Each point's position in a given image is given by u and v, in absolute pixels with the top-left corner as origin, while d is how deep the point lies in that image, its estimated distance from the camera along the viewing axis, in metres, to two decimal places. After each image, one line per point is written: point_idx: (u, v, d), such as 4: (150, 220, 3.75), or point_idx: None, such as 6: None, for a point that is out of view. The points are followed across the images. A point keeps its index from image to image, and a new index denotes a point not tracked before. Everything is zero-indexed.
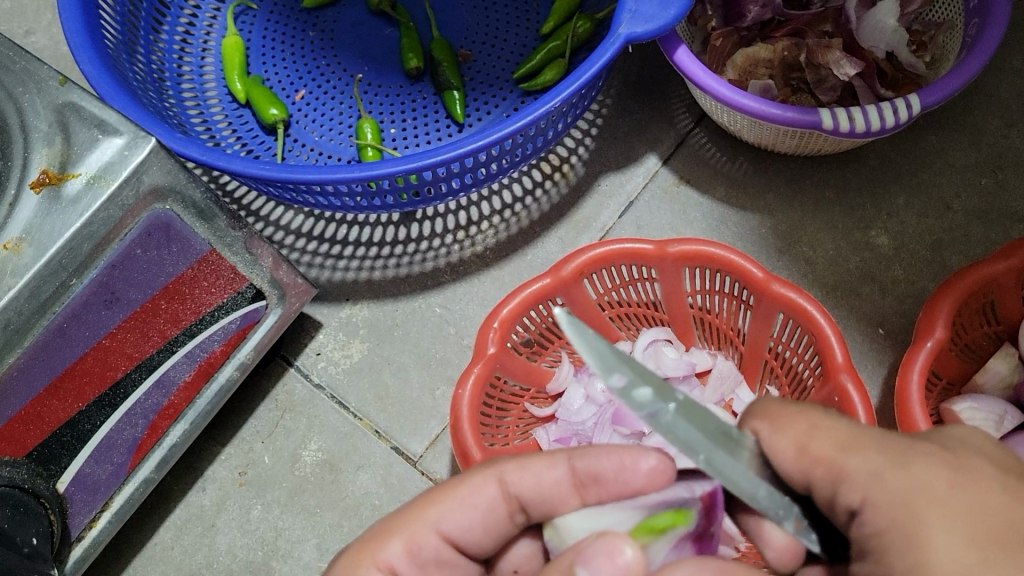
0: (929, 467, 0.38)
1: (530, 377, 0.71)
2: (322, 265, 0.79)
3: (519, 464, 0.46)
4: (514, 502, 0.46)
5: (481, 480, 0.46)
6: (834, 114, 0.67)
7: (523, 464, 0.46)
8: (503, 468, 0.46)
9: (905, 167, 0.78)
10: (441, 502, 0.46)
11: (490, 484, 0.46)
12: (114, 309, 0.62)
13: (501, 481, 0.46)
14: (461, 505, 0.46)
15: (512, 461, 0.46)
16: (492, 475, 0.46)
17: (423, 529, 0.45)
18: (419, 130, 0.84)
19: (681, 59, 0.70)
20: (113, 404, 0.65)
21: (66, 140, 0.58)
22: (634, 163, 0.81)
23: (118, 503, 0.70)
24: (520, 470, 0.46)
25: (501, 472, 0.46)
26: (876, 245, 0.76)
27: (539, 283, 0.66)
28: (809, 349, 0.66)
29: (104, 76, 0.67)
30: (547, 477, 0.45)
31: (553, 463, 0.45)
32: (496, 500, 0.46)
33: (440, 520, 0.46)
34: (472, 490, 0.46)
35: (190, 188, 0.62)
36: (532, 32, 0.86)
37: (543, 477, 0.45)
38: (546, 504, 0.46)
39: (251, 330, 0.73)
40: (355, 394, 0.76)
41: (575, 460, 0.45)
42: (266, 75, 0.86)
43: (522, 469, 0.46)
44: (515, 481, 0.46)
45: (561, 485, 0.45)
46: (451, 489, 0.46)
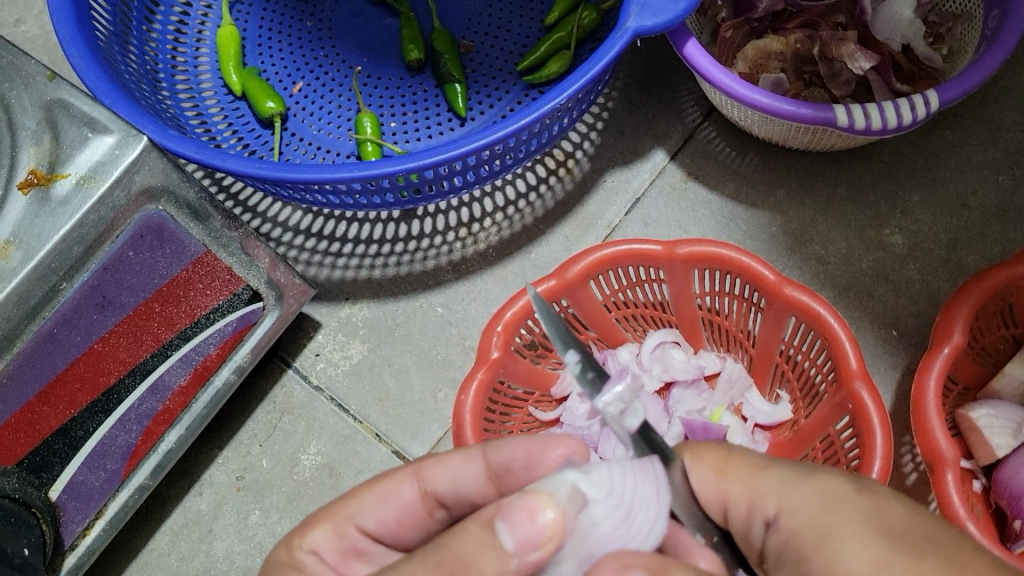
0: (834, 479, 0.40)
1: (533, 380, 0.69)
2: (321, 263, 0.77)
3: (436, 460, 0.48)
4: (431, 498, 0.49)
5: (401, 478, 0.49)
6: (849, 110, 0.64)
7: (439, 460, 0.48)
8: (421, 465, 0.48)
9: (920, 164, 0.76)
10: (363, 496, 0.48)
11: (408, 483, 0.48)
12: (106, 313, 0.60)
13: (419, 478, 0.48)
14: (378, 500, 0.48)
15: (429, 458, 0.49)
16: (411, 473, 0.48)
17: (344, 522, 0.48)
18: (420, 124, 0.82)
19: (690, 52, 0.67)
20: (106, 410, 0.63)
21: (54, 139, 0.57)
22: (640, 158, 0.79)
23: (112, 510, 0.67)
24: (435, 466, 0.48)
25: (418, 469, 0.48)
26: (889, 243, 0.74)
27: (545, 285, 0.64)
28: (822, 353, 0.64)
29: (94, 70, 0.65)
30: (463, 471, 0.48)
31: (468, 458, 0.48)
32: (415, 498, 0.49)
33: (360, 513, 0.48)
34: (391, 486, 0.48)
35: (183, 187, 0.61)
36: (536, 23, 0.83)
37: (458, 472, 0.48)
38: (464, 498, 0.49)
39: (248, 333, 0.69)
40: (355, 397, 0.74)
41: (487, 454, 0.47)
42: (262, 66, 0.83)
43: (437, 465, 0.48)
44: (433, 481, 0.48)
45: (478, 479, 0.48)
46: (371, 486, 0.49)
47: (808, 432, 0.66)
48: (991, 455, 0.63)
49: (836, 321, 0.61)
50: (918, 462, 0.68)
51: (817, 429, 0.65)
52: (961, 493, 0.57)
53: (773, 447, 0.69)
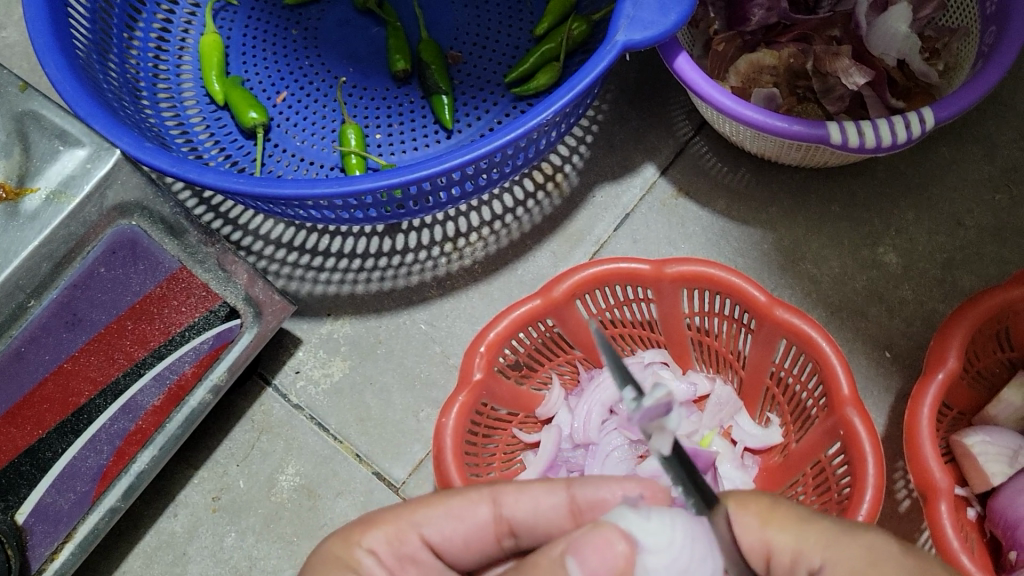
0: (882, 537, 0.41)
1: (516, 402, 0.67)
2: (303, 278, 0.75)
3: (519, 488, 0.47)
4: (503, 524, 0.47)
5: (477, 497, 0.47)
6: (842, 128, 0.63)
7: (522, 488, 0.47)
8: (500, 490, 0.47)
9: (914, 181, 0.74)
10: (433, 506, 0.47)
11: (485, 504, 0.47)
12: (76, 332, 0.59)
13: (496, 502, 0.47)
14: (450, 515, 0.47)
15: (510, 484, 0.48)
16: (488, 495, 0.47)
17: (407, 527, 0.46)
18: (406, 136, 0.80)
19: (681, 67, 0.66)
20: (75, 431, 0.61)
21: (24, 152, 0.57)
22: (630, 173, 0.77)
23: (82, 532, 0.63)
24: (516, 492, 0.47)
25: (497, 494, 0.47)
26: (883, 263, 0.73)
27: (529, 305, 0.62)
28: (813, 377, 0.63)
29: (69, 80, 0.63)
30: (545, 503, 0.47)
31: (552, 491, 0.47)
32: (488, 520, 0.47)
33: (427, 524, 0.47)
34: (466, 503, 0.47)
35: (159, 202, 0.61)
36: (526, 33, 0.82)
37: (541, 503, 0.47)
38: (538, 531, 0.48)
39: (225, 351, 0.66)
40: (335, 416, 0.72)
41: (574, 491, 0.47)
42: (246, 75, 0.82)
43: (519, 493, 0.47)
44: (511, 508, 0.47)
45: (559, 513, 0.47)
46: (443, 498, 0.47)
47: (799, 458, 0.64)
48: (986, 483, 0.61)
49: (827, 345, 0.59)
50: (911, 488, 0.66)
51: (807, 454, 0.63)
52: (956, 524, 0.56)
53: (763, 472, 0.67)
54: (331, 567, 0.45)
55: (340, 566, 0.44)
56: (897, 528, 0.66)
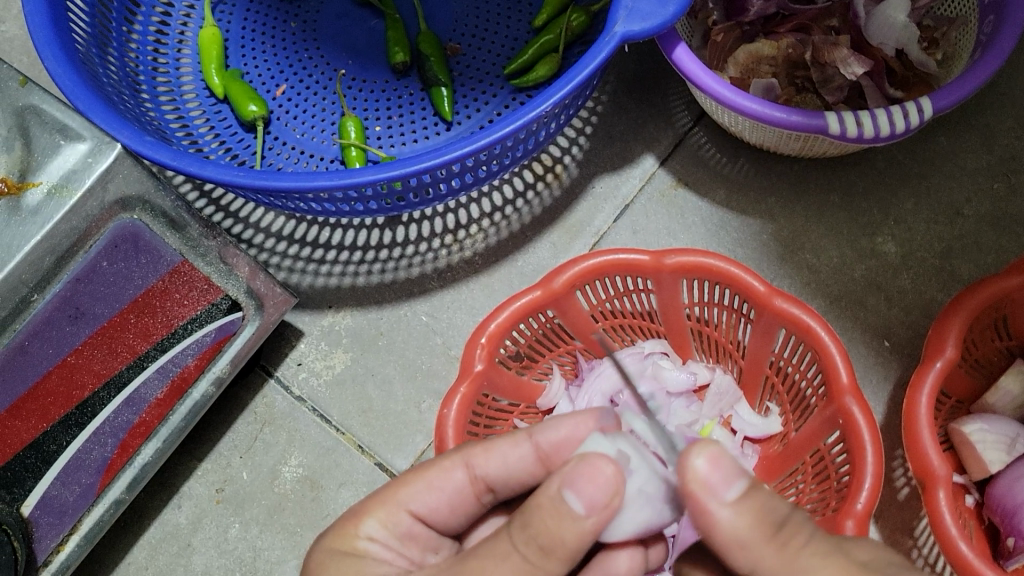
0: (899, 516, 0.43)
1: (518, 393, 0.68)
2: (304, 271, 0.76)
3: (484, 447, 0.47)
4: (479, 484, 0.47)
5: (450, 464, 0.47)
6: (841, 118, 0.63)
7: (489, 447, 0.47)
8: (469, 453, 0.47)
9: (913, 170, 0.75)
10: (411, 483, 0.47)
11: (458, 469, 0.47)
12: (79, 325, 0.60)
13: (469, 466, 0.47)
14: (427, 487, 0.47)
15: (477, 445, 0.47)
16: (459, 460, 0.47)
17: (395, 507, 0.46)
18: (406, 128, 0.80)
19: (680, 57, 0.66)
20: (80, 424, 0.61)
21: (26, 145, 0.57)
22: (630, 164, 0.78)
23: (88, 524, 0.64)
24: (485, 453, 0.47)
25: (466, 457, 0.47)
26: (882, 252, 0.73)
27: (529, 296, 0.62)
28: (812, 366, 0.63)
29: (70, 74, 0.63)
30: (514, 457, 0.47)
31: (517, 442, 0.47)
32: (464, 483, 0.47)
33: (412, 500, 0.46)
34: (441, 473, 0.47)
35: (159, 196, 0.61)
36: (524, 25, 0.82)
37: (509, 458, 0.47)
38: (512, 482, 0.47)
39: (227, 343, 0.66)
40: (338, 408, 0.73)
41: (537, 438, 0.47)
42: (245, 68, 0.82)
43: (488, 453, 0.46)
44: (484, 467, 0.47)
45: (529, 462, 0.47)
46: (420, 471, 0.47)
47: (798, 447, 0.64)
48: (984, 471, 0.61)
49: (826, 334, 0.59)
50: (910, 476, 0.67)
51: (806, 443, 0.63)
52: (954, 511, 0.56)
53: (763, 461, 0.68)
54: (335, 559, 0.44)
55: (343, 555, 0.44)
56: (897, 516, 0.66)
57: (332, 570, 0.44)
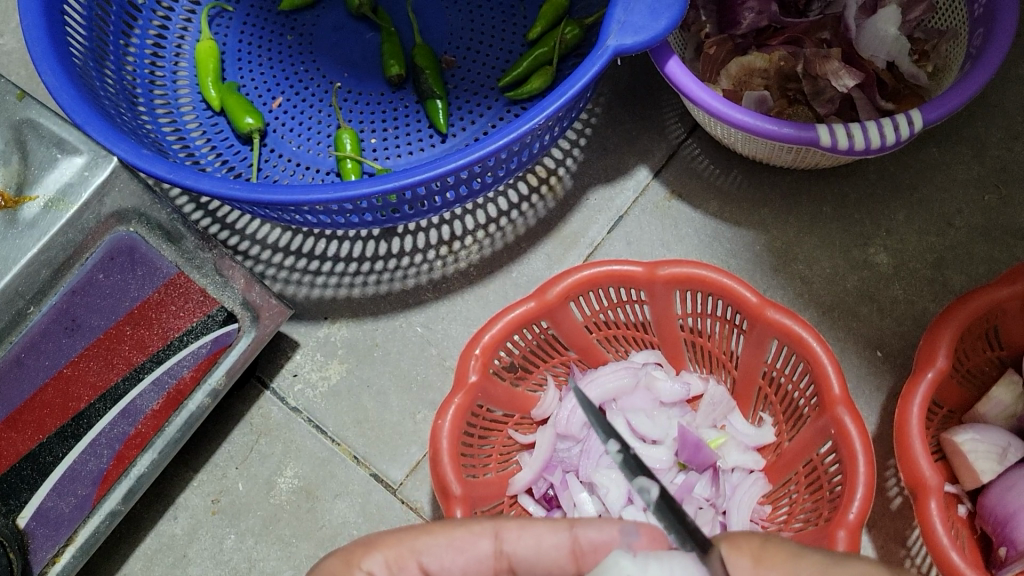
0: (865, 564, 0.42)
1: (512, 403, 0.68)
2: (299, 282, 0.76)
3: (520, 525, 0.48)
4: (504, 560, 0.48)
5: (480, 530, 0.47)
6: (832, 131, 0.63)
7: (524, 526, 0.48)
8: (503, 525, 0.48)
9: (905, 181, 0.75)
10: (434, 535, 0.47)
11: (487, 538, 0.47)
12: (76, 337, 0.61)
13: (498, 537, 0.47)
14: (452, 547, 0.47)
15: (512, 521, 0.48)
16: (491, 528, 0.47)
17: (409, 553, 0.46)
18: (401, 140, 0.81)
19: (672, 71, 0.67)
20: (76, 435, 0.61)
21: (22, 160, 0.59)
22: (623, 176, 0.78)
23: (84, 536, 0.62)
24: (518, 529, 0.48)
25: (499, 528, 0.47)
26: (874, 263, 0.73)
27: (523, 307, 0.63)
28: (804, 376, 0.63)
29: (67, 88, 0.63)
30: (547, 540, 0.48)
31: (557, 530, 0.48)
32: (489, 554, 0.47)
33: (427, 552, 0.46)
34: (468, 535, 0.47)
35: (155, 209, 0.62)
36: (519, 37, 0.82)
37: (542, 541, 0.48)
38: (537, 569, 0.48)
39: (223, 355, 0.65)
40: (334, 418, 0.73)
41: (577, 531, 0.48)
42: (242, 81, 0.82)
43: (522, 530, 0.48)
44: (513, 543, 0.47)
45: (562, 553, 0.48)
46: (446, 528, 0.47)
47: (791, 457, 0.65)
48: (976, 480, 0.62)
49: (818, 345, 0.60)
50: (902, 486, 0.67)
51: (799, 453, 0.64)
52: (945, 521, 0.57)
53: None
54: None
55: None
56: (890, 527, 0.67)
57: None
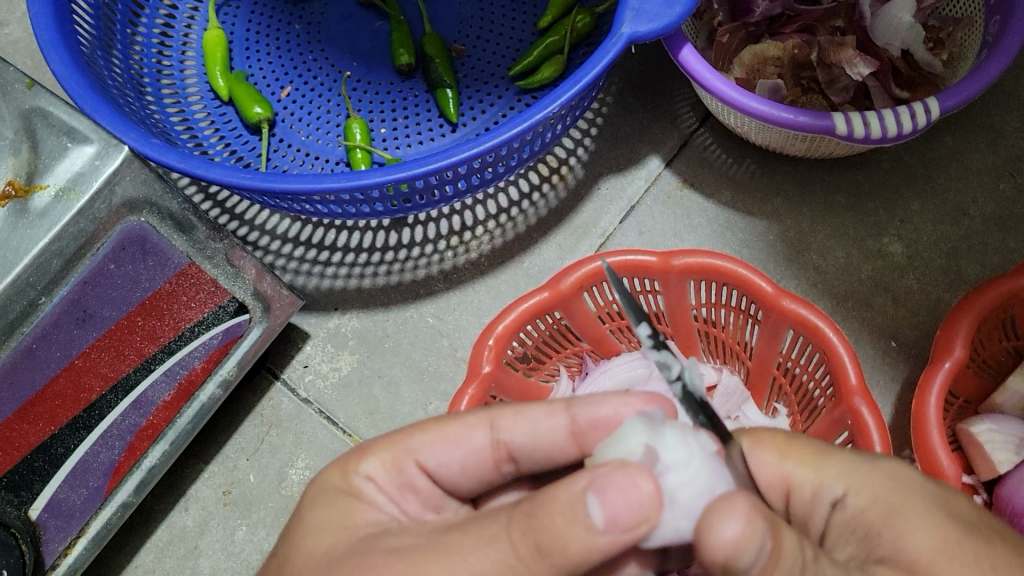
0: (902, 467, 0.41)
1: (525, 395, 0.68)
2: (309, 273, 0.76)
3: (515, 411, 0.45)
4: (501, 450, 0.45)
5: (474, 422, 0.45)
6: (848, 119, 0.63)
7: (518, 412, 0.45)
8: (498, 414, 0.45)
9: (919, 171, 0.75)
10: (428, 430, 0.45)
11: (482, 429, 0.45)
12: (87, 328, 0.59)
13: (493, 427, 0.45)
14: (446, 442, 0.45)
15: (506, 408, 0.45)
16: (485, 420, 0.45)
17: (403, 454, 0.44)
18: (411, 129, 0.80)
19: (686, 58, 0.66)
20: (88, 426, 0.61)
21: (32, 149, 0.57)
22: (635, 165, 0.78)
23: (95, 528, 0.64)
24: (513, 416, 0.45)
25: (493, 418, 0.45)
26: (888, 253, 0.73)
27: (537, 297, 0.62)
28: (820, 366, 0.63)
29: (76, 77, 0.63)
30: (543, 426, 0.45)
31: (553, 413, 0.44)
32: (484, 447, 0.45)
33: (423, 450, 0.45)
34: (463, 429, 0.45)
35: (166, 198, 0.61)
36: (529, 26, 0.82)
37: (539, 427, 0.45)
38: (539, 454, 0.45)
39: (234, 346, 0.67)
40: (344, 410, 0.73)
41: (575, 411, 0.44)
42: (250, 70, 0.82)
43: (516, 416, 0.44)
44: (509, 431, 0.44)
45: (560, 437, 0.45)
46: (440, 424, 0.45)
47: None
48: (993, 471, 0.61)
49: (834, 334, 0.59)
50: None
51: (814, 443, 0.64)
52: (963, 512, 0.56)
53: None
54: (327, 495, 0.43)
55: (338, 495, 0.43)
56: None
57: (321, 503, 0.43)
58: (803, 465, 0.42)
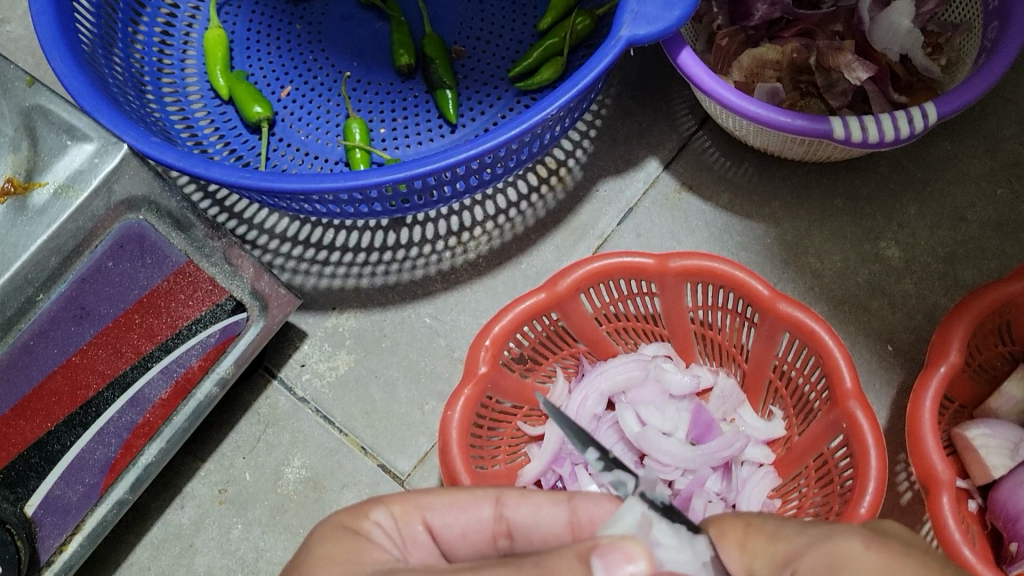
0: (847, 539, 0.37)
1: (522, 396, 0.68)
2: (307, 272, 0.76)
3: (522, 492, 0.47)
4: (503, 525, 0.47)
5: (482, 494, 0.47)
6: (845, 122, 0.63)
7: (525, 493, 0.47)
8: (505, 491, 0.47)
9: (917, 176, 0.75)
10: (439, 493, 0.46)
11: (488, 502, 0.47)
12: (84, 325, 0.60)
13: (499, 502, 0.47)
14: (455, 507, 0.46)
15: (514, 489, 0.47)
16: (492, 494, 0.47)
17: (412, 509, 0.45)
18: (410, 130, 0.80)
19: (684, 62, 0.66)
20: (84, 423, 0.61)
21: (32, 147, 0.57)
22: (634, 167, 0.78)
23: (90, 525, 0.64)
24: (519, 497, 0.47)
25: (501, 493, 0.47)
26: (886, 257, 0.73)
27: (534, 298, 0.63)
28: (816, 370, 0.63)
29: (76, 74, 0.63)
30: (546, 512, 0.47)
31: (556, 502, 0.47)
32: (488, 518, 0.47)
33: (432, 508, 0.46)
34: (471, 498, 0.46)
35: (165, 197, 0.61)
36: (529, 28, 0.82)
37: (542, 512, 0.47)
38: (537, 540, 0.47)
39: (230, 345, 0.67)
40: (341, 409, 0.73)
41: (576, 504, 0.47)
42: (251, 69, 0.82)
43: (523, 497, 0.47)
44: (514, 509, 0.46)
45: (560, 526, 0.47)
46: (451, 489, 0.47)
47: (803, 448, 0.64)
48: (987, 475, 0.61)
49: (830, 337, 0.60)
50: (912, 480, 0.67)
51: (810, 446, 0.64)
52: (957, 515, 0.56)
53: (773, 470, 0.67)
54: (337, 533, 0.44)
55: (351, 533, 0.43)
56: (899, 520, 0.66)
57: (332, 542, 0.43)
58: (760, 556, 0.39)
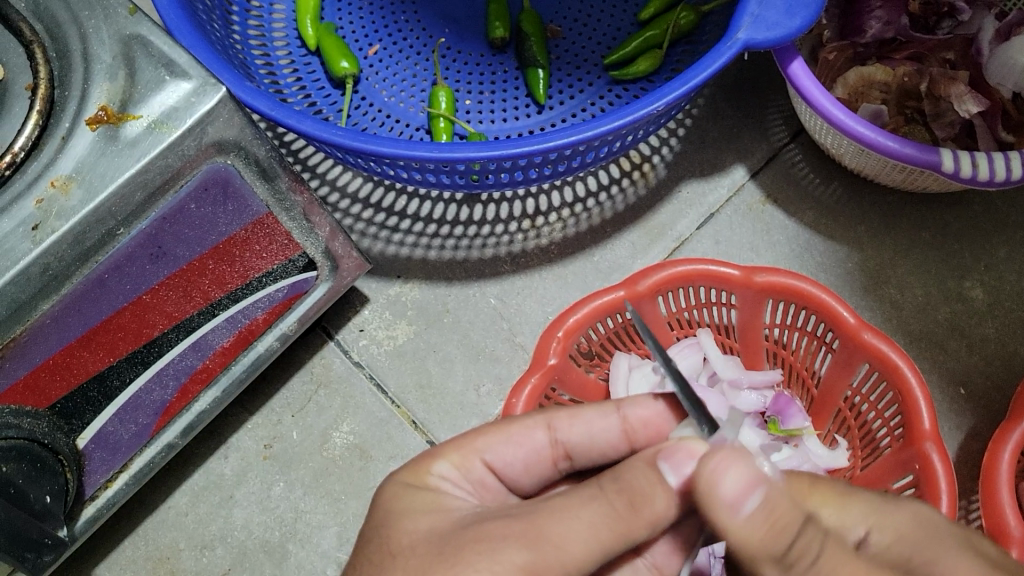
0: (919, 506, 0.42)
1: (582, 391, 0.67)
2: (376, 236, 0.74)
3: (571, 412, 0.46)
4: (559, 449, 0.46)
5: (533, 423, 0.46)
6: (956, 157, 0.61)
7: (575, 413, 0.46)
8: (554, 414, 0.46)
9: (1011, 218, 0.73)
10: (491, 433, 0.45)
11: (541, 429, 0.46)
12: (159, 265, 0.56)
13: (551, 428, 0.46)
14: (511, 442, 0.45)
15: (562, 410, 0.46)
16: (543, 420, 0.46)
17: (471, 453, 0.45)
18: (496, 104, 0.79)
19: (795, 73, 0.64)
20: (145, 362, 0.60)
21: (129, 77, 0.50)
22: (719, 172, 0.76)
23: (137, 465, 0.66)
24: (570, 418, 0.46)
25: (551, 418, 0.46)
26: (969, 297, 0.71)
27: (613, 295, 0.61)
28: (891, 405, 0.61)
29: (174, 7, 0.62)
30: (598, 426, 0.47)
31: (605, 414, 0.47)
32: (545, 445, 0.46)
33: (489, 450, 0.45)
34: (524, 429, 0.45)
35: (256, 144, 0.55)
36: (629, 16, 0.80)
37: (593, 427, 0.47)
38: (594, 454, 0.47)
39: (297, 301, 0.67)
40: (395, 380, 0.72)
41: (625, 410, 0.47)
42: (339, 22, 0.80)
43: (574, 418, 0.46)
44: (567, 431, 0.46)
45: (613, 436, 0.47)
46: (503, 425, 0.46)
47: (868, 480, 0.63)
48: None
49: (914, 375, 0.58)
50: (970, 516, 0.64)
51: (876, 479, 0.62)
52: None
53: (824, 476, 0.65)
54: (404, 491, 0.42)
55: (416, 488, 0.42)
56: None
57: (404, 501, 0.42)
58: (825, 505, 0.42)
